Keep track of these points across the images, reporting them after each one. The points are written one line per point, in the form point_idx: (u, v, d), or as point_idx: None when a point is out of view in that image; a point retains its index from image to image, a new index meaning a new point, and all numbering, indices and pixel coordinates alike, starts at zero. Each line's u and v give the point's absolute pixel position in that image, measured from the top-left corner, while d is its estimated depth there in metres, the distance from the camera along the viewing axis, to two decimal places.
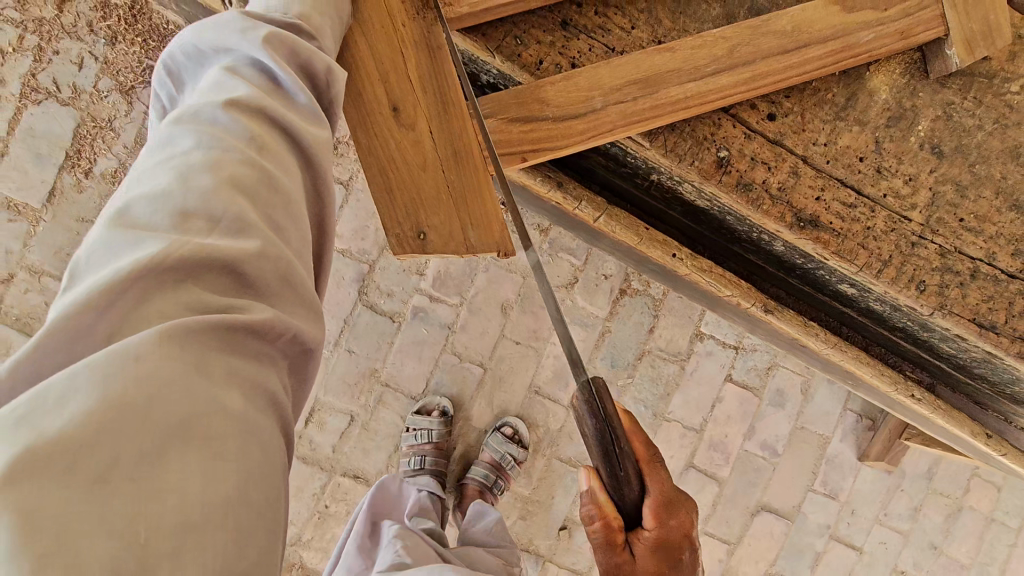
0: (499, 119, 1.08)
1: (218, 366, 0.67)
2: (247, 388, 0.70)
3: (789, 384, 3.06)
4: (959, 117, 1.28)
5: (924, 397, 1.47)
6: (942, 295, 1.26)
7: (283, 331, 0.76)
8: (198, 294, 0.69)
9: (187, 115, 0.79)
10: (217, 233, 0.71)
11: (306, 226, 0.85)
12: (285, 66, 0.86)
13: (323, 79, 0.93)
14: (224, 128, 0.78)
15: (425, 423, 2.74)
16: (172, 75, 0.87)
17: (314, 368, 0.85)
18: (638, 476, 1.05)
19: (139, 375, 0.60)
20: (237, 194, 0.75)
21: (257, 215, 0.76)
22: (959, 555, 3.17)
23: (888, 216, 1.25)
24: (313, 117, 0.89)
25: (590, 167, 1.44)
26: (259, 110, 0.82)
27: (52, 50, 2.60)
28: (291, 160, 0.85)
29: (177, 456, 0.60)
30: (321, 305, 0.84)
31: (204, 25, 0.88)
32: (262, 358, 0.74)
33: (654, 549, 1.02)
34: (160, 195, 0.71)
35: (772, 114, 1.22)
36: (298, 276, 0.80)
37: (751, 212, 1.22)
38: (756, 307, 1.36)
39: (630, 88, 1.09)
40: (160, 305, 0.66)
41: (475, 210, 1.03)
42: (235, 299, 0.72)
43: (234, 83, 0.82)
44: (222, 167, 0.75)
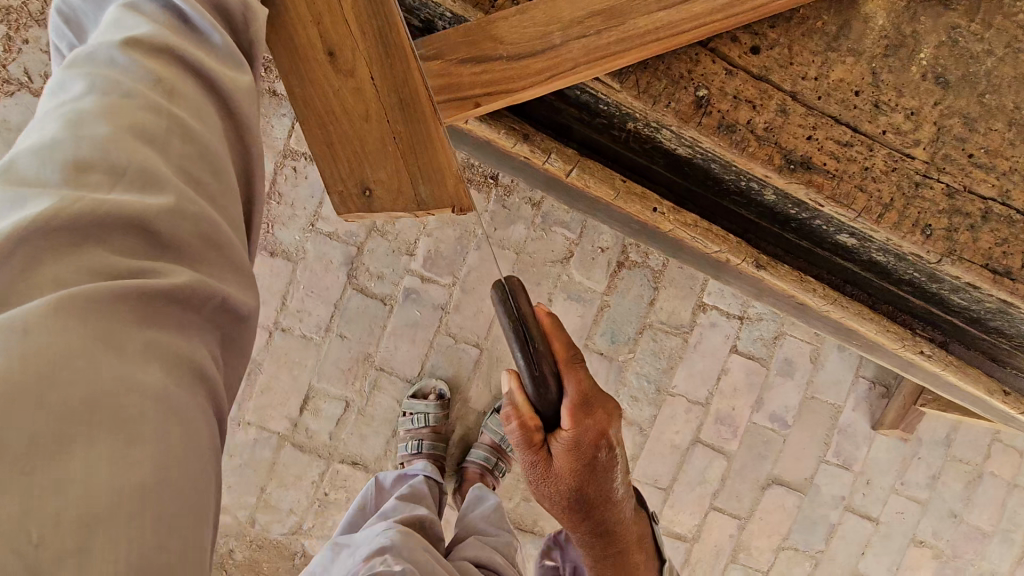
0: (448, 61, 1.00)
1: (132, 337, 0.56)
2: (172, 361, 0.59)
3: (797, 353, 2.95)
4: (966, 43, 1.16)
5: (934, 353, 1.36)
6: (949, 239, 1.14)
7: (209, 297, 0.64)
8: (99, 257, 0.58)
9: (81, 59, 0.68)
10: (119, 187, 0.60)
11: (232, 181, 0.73)
12: (196, 4, 0.76)
13: (240, 18, 0.83)
14: (125, 70, 0.68)
15: (421, 406, 2.69)
16: (76, 26, 0.78)
17: (248, 337, 0.72)
18: (556, 377, 1.06)
19: (28, 352, 0.49)
20: (145, 145, 0.64)
21: (170, 167, 0.65)
22: (980, 523, 3.06)
23: (888, 154, 1.14)
24: (233, 61, 0.78)
25: (564, 123, 1.34)
26: (167, 51, 0.71)
27: (20, 39, 2.53)
28: (210, 108, 0.74)
29: (78, 441, 0.49)
30: (253, 269, 0.72)
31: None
32: (191, 328, 0.63)
33: (568, 449, 1.08)
34: (47, 147, 0.60)
35: (756, 47, 1.11)
36: (223, 236, 0.67)
37: (736, 155, 1.11)
38: (747, 263, 1.26)
39: (593, 20, 0.99)
40: (54, 270, 0.55)
41: (425, 161, 0.95)
42: (148, 262, 0.60)
43: (135, 24, 0.72)
44: (125, 114, 0.64)
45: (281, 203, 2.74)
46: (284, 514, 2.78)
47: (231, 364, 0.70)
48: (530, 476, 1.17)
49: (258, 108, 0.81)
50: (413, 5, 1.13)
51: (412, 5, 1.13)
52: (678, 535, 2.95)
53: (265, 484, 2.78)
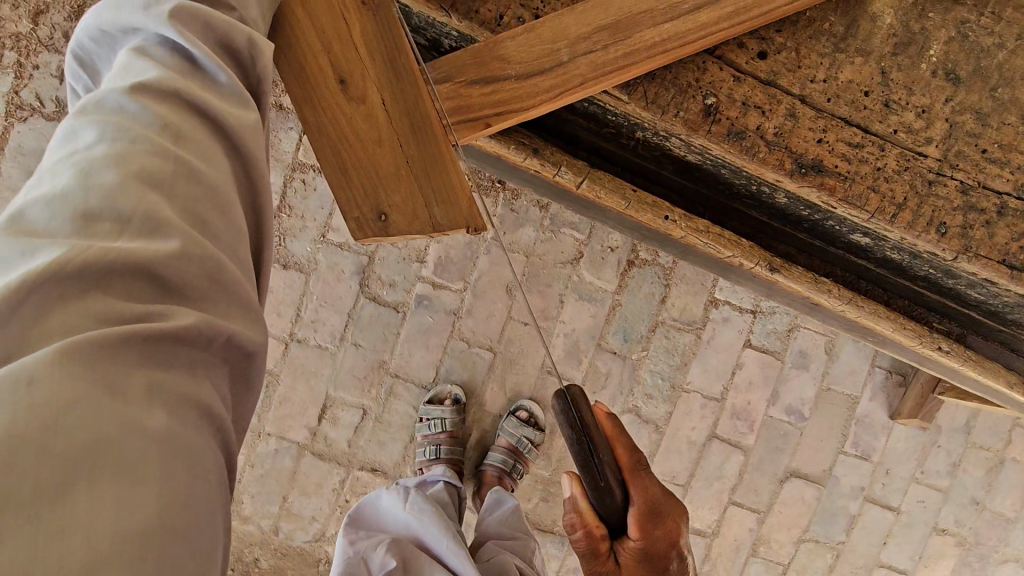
0: (457, 82, 1.01)
1: (136, 381, 0.58)
2: (177, 403, 0.60)
3: (811, 344, 2.94)
4: (976, 36, 1.15)
5: (952, 348, 1.35)
6: (965, 236, 1.14)
7: (215, 336, 0.66)
8: (110, 304, 0.59)
9: (91, 104, 0.70)
10: (127, 236, 0.62)
11: (240, 221, 0.74)
12: (200, 43, 0.77)
13: (246, 55, 0.84)
14: (133, 115, 0.69)
15: (438, 412, 2.72)
16: (94, 67, 0.81)
17: (257, 371, 0.74)
18: (622, 487, 1.07)
19: (33, 400, 0.51)
20: (149, 189, 0.65)
21: (175, 210, 0.67)
22: (1003, 509, 3.04)
23: (900, 153, 1.13)
24: (236, 99, 0.79)
25: (572, 132, 1.35)
26: (171, 94, 0.72)
27: (31, 65, 2.58)
28: (217, 148, 0.75)
29: (83, 486, 0.51)
30: (259, 306, 0.73)
31: (110, 7, 0.78)
32: (197, 369, 0.64)
33: (638, 559, 1.05)
34: (57, 197, 0.62)
35: (763, 52, 1.11)
36: (230, 275, 0.69)
37: (746, 161, 1.11)
38: (761, 266, 1.26)
39: (599, 35, 0.99)
40: (64, 317, 0.57)
41: (438, 184, 0.96)
42: (157, 306, 0.62)
43: (144, 67, 0.73)
44: (129, 159, 0.65)
45: (292, 216, 2.77)
46: (307, 522, 2.83)
47: (237, 399, 0.72)
48: None
49: (261, 144, 0.82)
50: (419, 25, 1.14)
51: (418, 25, 1.14)
52: (698, 531, 2.96)
53: (287, 493, 2.82)
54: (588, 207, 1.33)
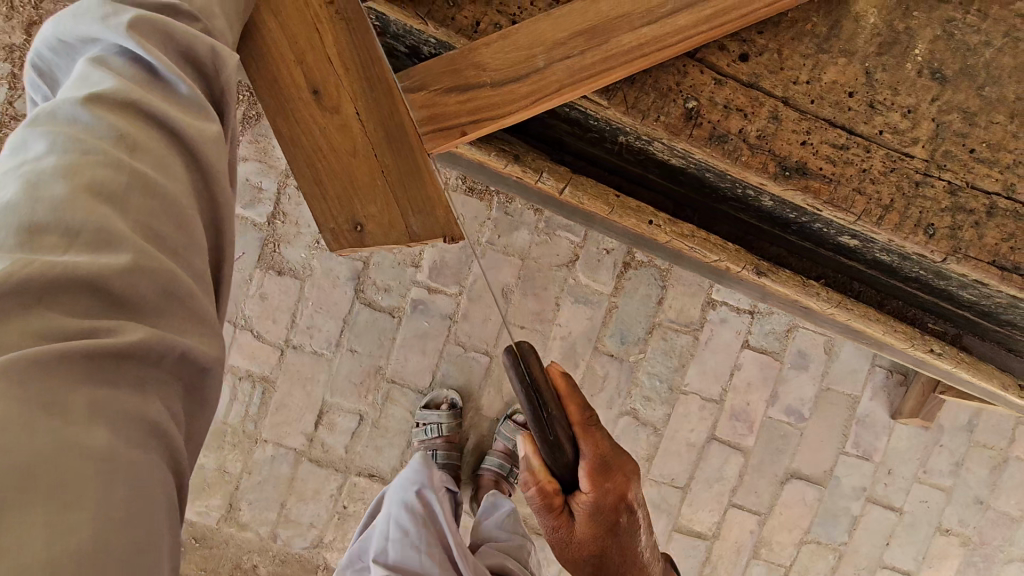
0: (432, 91, 0.99)
1: (77, 402, 0.59)
2: (121, 422, 0.61)
3: (810, 344, 2.92)
4: (962, 35, 1.13)
5: (945, 351, 1.33)
6: (954, 237, 1.12)
7: (167, 351, 0.67)
8: (54, 320, 0.60)
9: (44, 115, 0.70)
10: (75, 249, 0.62)
11: (200, 233, 0.74)
12: (160, 53, 0.76)
13: (210, 63, 0.82)
14: (88, 127, 0.69)
15: (434, 416, 2.71)
16: (54, 76, 0.80)
17: (214, 388, 0.74)
18: (573, 443, 1.08)
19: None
20: (100, 202, 0.66)
21: (128, 224, 0.67)
22: (1008, 509, 3.00)
23: (885, 154, 1.12)
24: (197, 110, 0.78)
25: (557, 138, 1.35)
26: (130, 106, 0.72)
27: (25, 75, 2.59)
28: (176, 160, 0.74)
29: (10, 511, 0.51)
30: (216, 319, 0.74)
31: (68, 15, 0.77)
32: (146, 385, 0.65)
33: (590, 513, 1.08)
34: (3, 209, 0.62)
35: (744, 54, 1.10)
36: (184, 288, 0.69)
37: (728, 165, 1.09)
38: (748, 270, 1.25)
39: (575, 41, 0.98)
40: (4, 334, 0.57)
41: (413, 193, 0.95)
42: (104, 321, 0.63)
43: (100, 78, 0.72)
44: (80, 173, 0.65)
45: (287, 222, 2.77)
46: (305, 528, 2.82)
47: (192, 417, 0.72)
48: (552, 542, 1.14)
49: (225, 155, 0.81)
50: (398, 33, 1.13)
51: (397, 33, 1.14)
52: (698, 534, 2.94)
53: (285, 500, 2.82)
54: (572, 213, 1.32)
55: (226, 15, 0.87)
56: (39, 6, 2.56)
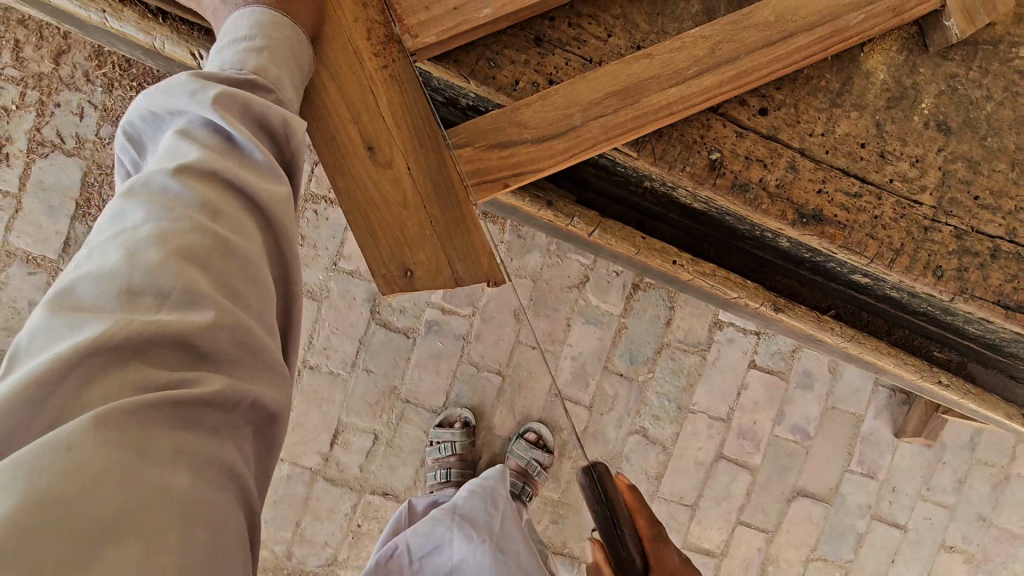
0: (476, 147, 1.05)
1: (163, 444, 0.63)
2: (200, 465, 0.65)
3: (815, 364, 2.99)
4: (964, 90, 1.21)
5: (952, 382, 1.39)
6: (961, 279, 1.20)
7: (240, 400, 0.72)
8: (145, 374, 0.65)
9: (138, 184, 0.76)
10: (165, 310, 0.67)
11: (269, 289, 0.80)
12: (240, 124, 0.82)
13: (280, 131, 0.89)
14: (177, 196, 0.75)
15: (448, 435, 2.76)
16: (140, 143, 0.86)
17: (279, 434, 0.80)
18: (641, 553, 1.17)
19: (68, 467, 0.55)
20: (188, 265, 0.71)
21: (210, 283, 0.72)
22: (1009, 525, 3.06)
23: (896, 202, 1.19)
24: (271, 175, 0.85)
25: (583, 177, 1.42)
26: (215, 174, 0.78)
27: (52, 103, 2.66)
28: (250, 224, 0.81)
29: (109, 548, 0.54)
30: (283, 367, 0.79)
31: (158, 91, 0.84)
32: (220, 429, 0.70)
33: None
34: (105, 276, 0.67)
35: (763, 108, 1.17)
36: (259, 341, 0.75)
37: (750, 212, 1.16)
38: (765, 306, 1.31)
39: (609, 100, 1.05)
40: (104, 388, 0.62)
41: (462, 242, 1.02)
42: (188, 373, 0.68)
43: (186, 149, 0.79)
44: (172, 238, 0.71)
45: (305, 245, 2.84)
46: (319, 546, 2.86)
47: (259, 460, 0.77)
48: None
49: (290, 214, 0.87)
50: (438, 87, 1.21)
51: (437, 87, 1.21)
52: (707, 551, 2.99)
53: (300, 518, 2.86)
54: (597, 251, 1.39)
55: (295, 85, 0.93)
56: (66, 36, 2.63)
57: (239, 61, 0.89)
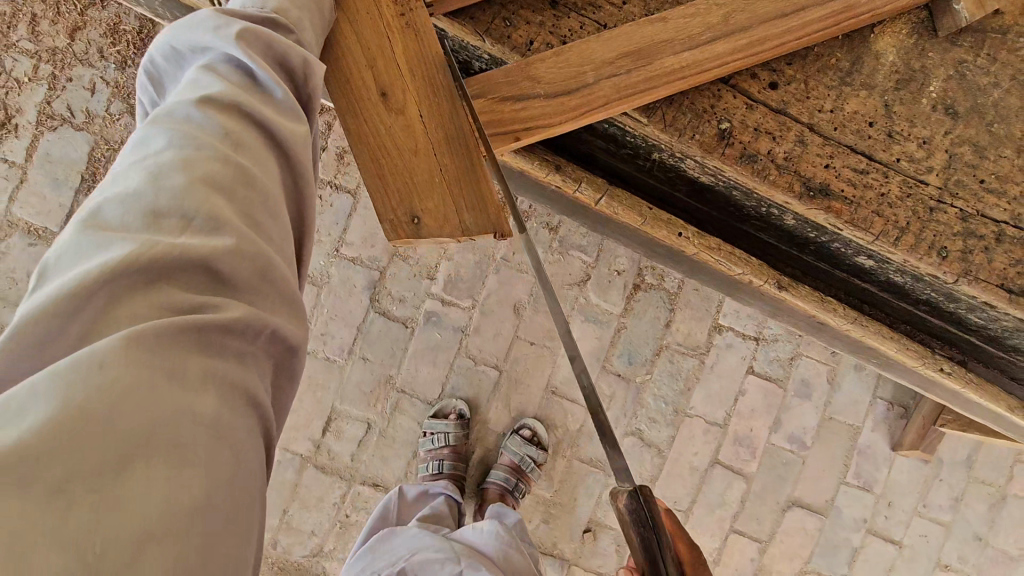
0: (490, 98, 1.07)
1: (189, 368, 0.62)
2: (225, 390, 0.65)
3: (813, 373, 2.98)
4: (973, 76, 1.22)
5: (953, 370, 1.39)
6: (965, 261, 1.20)
7: (261, 327, 0.71)
8: (169, 294, 0.65)
9: (163, 115, 0.76)
10: (188, 232, 0.67)
11: (285, 222, 0.80)
12: (264, 63, 0.83)
13: (299, 72, 0.90)
14: (202, 126, 0.75)
15: (442, 426, 2.73)
16: (169, 75, 0.87)
17: (298, 365, 0.80)
18: None
19: (99, 382, 0.56)
20: (213, 192, 0.71)
21: (234, 211, 0.72)
22: (1006, 547, 3.02)
23: (902, 181, 1.20)
24: (291, 115, 0.86)
25: (589, 152, 1.42)
26: (238, 109, 0.79)
27: (65, 77, 2.68)
28: (271, 158, 0.81)
29: (138, 466, 0.55)
30: (301, 299, 0.79)
31: (185, 25, 0.84)
32: (243, 356, 0.70)
33: None
34: (130, 197, 0.67)
35: (774, 82, 1.18)
36: (276, 270, 0.74)
37: (758, 183, 1.17)
38: (769, 283, 1.31)
39: (623, 60, 1.06)
40: (132, 307, 0.62)
41: (470, 192, 1.01)
42: (210, 297, 0.67)
43: (208, 83, 0.79)
44: (198, 166, 0.71)
45: None
46: (306, 536, 2.81)
47: (280, 390, 0.77)
48: None
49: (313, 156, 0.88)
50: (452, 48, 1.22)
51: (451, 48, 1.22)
52: None
53: (287, 506, 2.81)
54: (601, 223, 1.39)
55: (313, 25, 0.95)
56: (84, 12, 2.66)
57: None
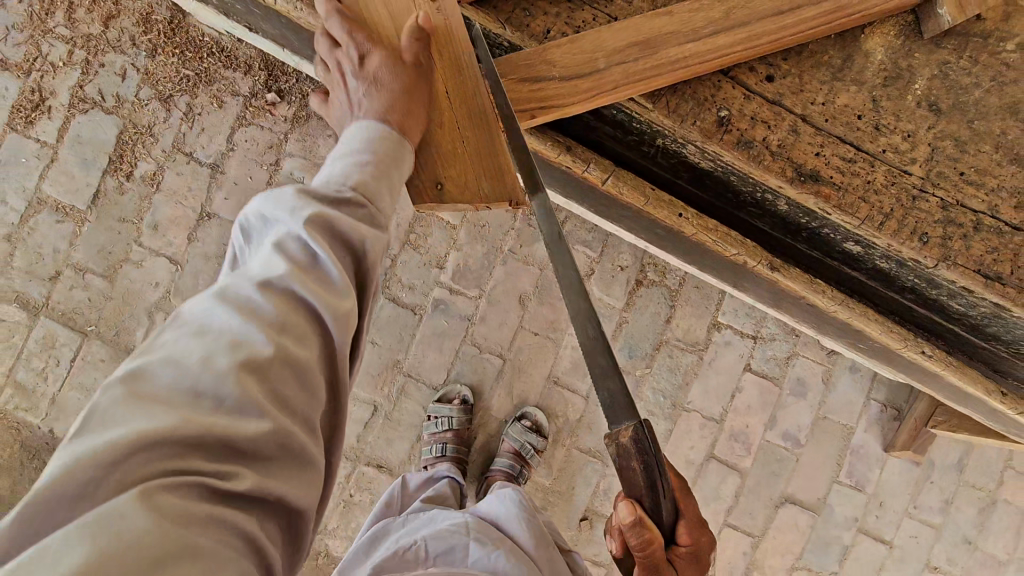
0: (510, 79, 1.18)
1: (198, 515, 0.68)
2: (227, 538, 0.71)
3: (809, 373, 3.05)
4: (955, 76, 1.32)
5: (933, 353, 1.48)
6: (944, 246, 1.29)
7: (270, 494, 0.77)
8: (196, 461, 0.71)
9: (229, 288, 0.84)
10: (224, 415, 0.74)
11: (319, 397, 0.87)
12: (325, 244, 0.90)
13: (358, 246, 0.96)
14: (258, 307, 0.83)
15: (446, 410, 2.81)
16: (246, 237, 0.97)
17: (304, 525, 0.85)
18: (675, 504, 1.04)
19: (115, 534, 0.61)
20: (253, 376, 0.78)
21: (269, 395, 0.79)
22: (995, 551, 3.07)
23: (888, 170, 1.29)
24: (341, 292, 0.90)
25: (598, 139, 1.51)
26: (292, 291, 0.86)
27: (98, 63, 2.81)
28: (315, 335, 0.87)
29: None
30: (317, 472, 0.84)
31: (270, 196, 0.95)
32: (250, 509, 0.76)
33: (689, 563, 1.05)
34: (185, 371, 0.75)
35: (770, 76, 1.29)
36: (297, 442, 0.81)
37: (754, 167, 1.27)
38: (762, 265, 1.40)
39: (631, 49, 1.17)
40: (163, 470, 0.68)
41: (489, 163, 1.11)
42: (232, 468, 0.74)
43: (276, 262, 0.87)
44: (245, 349, 0.78)
45: None
46: None
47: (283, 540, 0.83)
48: None
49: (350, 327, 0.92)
50: None
51: None
52: None
53: None
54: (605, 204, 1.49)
55: (389, 198, 1.03)
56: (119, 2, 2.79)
57: (343, 177, 1.00)
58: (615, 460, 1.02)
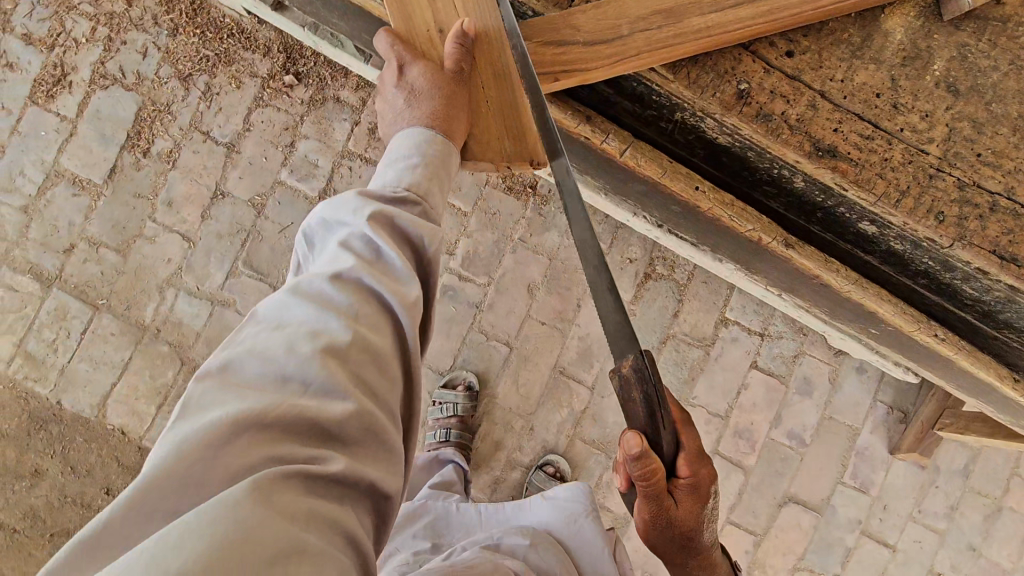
0: (534, 42, 1.22)
1: (298, 505, 0.75)
2: (325, 525, 0.77)
3: (816, 372, 3.04)
4: (974, 58, 1.32)
5: (946, 337, 1.47)
6: (960, 226, 1.29)
7: (359, 478, 0.84)
8: (288, 445, 0.80)
9: (302, 286, 0.94)
10: (310, 396, 0.83)
11: (392, 380, 0.95)
12: (388, 240, 1.00)
13: (415, 244, 1.06)
14: (333, 300, 0.93)
15: (451, 397, 2.83)
16: (308, 247, 1.07)
17: (392, 511, 0.91)
18: (674, 435, 1.05)
19: (234, 519, 0.68)
20: (333, 358, 0.87)
21: (348, 376, 0.88)
22: (1000, 559, 3.04)
23: (905, 149, 1.30)
24: (404, 281, 1.00)
25: (616, 115, 1.54)
26: (361, 284, 0.96)
27: (120, 40, 2.85)
28: (384, 323, 0.96)
29: None
30: (399, 455, 0.92)
31: (332, 205, 1.05)
32: (342, 497, 0.82)
33: (691, 496, 1.04)
34: (272, 361, 0.85)
35: (790, 51, 1.30)
36: (380, 425, 0.89)
37: (771, 141, 1.28)
38: (777, 241, 1.41)
39: (654, 17, 1.19)
40: (262, 456, 0.77)
41: (513, 124, 1.21)
42: (321, 450, 0.82)
43: (344, 260, 0.97)
44: (324, 336, 0.88)
45: None
46: None
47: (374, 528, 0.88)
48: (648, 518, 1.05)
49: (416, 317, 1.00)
50: None
51: None
52: None
53: None
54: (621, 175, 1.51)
55: (439, 195, 1.13)
56: None
57: (400, 179, 1.10)
58: (618, 392, 1.07)
